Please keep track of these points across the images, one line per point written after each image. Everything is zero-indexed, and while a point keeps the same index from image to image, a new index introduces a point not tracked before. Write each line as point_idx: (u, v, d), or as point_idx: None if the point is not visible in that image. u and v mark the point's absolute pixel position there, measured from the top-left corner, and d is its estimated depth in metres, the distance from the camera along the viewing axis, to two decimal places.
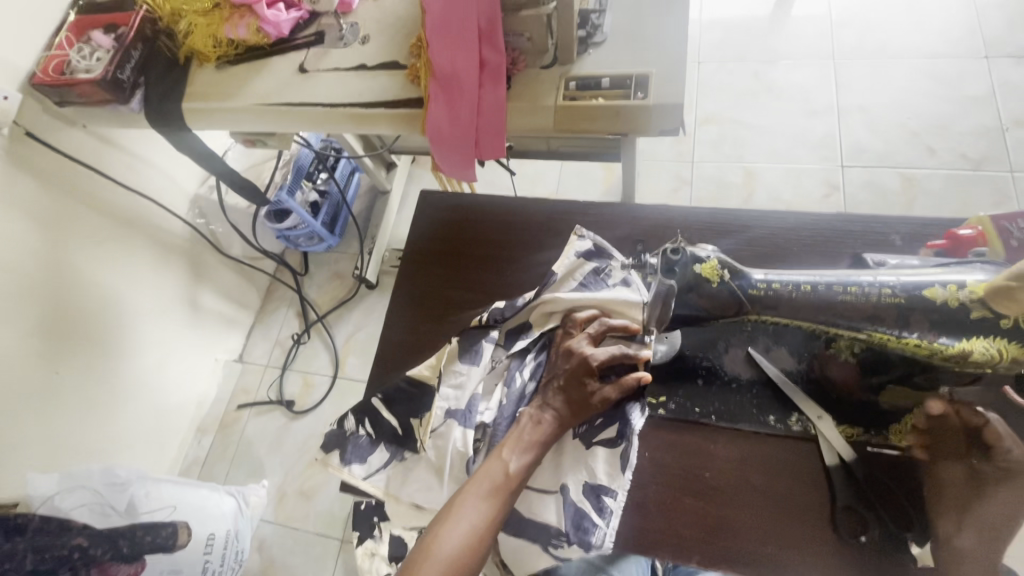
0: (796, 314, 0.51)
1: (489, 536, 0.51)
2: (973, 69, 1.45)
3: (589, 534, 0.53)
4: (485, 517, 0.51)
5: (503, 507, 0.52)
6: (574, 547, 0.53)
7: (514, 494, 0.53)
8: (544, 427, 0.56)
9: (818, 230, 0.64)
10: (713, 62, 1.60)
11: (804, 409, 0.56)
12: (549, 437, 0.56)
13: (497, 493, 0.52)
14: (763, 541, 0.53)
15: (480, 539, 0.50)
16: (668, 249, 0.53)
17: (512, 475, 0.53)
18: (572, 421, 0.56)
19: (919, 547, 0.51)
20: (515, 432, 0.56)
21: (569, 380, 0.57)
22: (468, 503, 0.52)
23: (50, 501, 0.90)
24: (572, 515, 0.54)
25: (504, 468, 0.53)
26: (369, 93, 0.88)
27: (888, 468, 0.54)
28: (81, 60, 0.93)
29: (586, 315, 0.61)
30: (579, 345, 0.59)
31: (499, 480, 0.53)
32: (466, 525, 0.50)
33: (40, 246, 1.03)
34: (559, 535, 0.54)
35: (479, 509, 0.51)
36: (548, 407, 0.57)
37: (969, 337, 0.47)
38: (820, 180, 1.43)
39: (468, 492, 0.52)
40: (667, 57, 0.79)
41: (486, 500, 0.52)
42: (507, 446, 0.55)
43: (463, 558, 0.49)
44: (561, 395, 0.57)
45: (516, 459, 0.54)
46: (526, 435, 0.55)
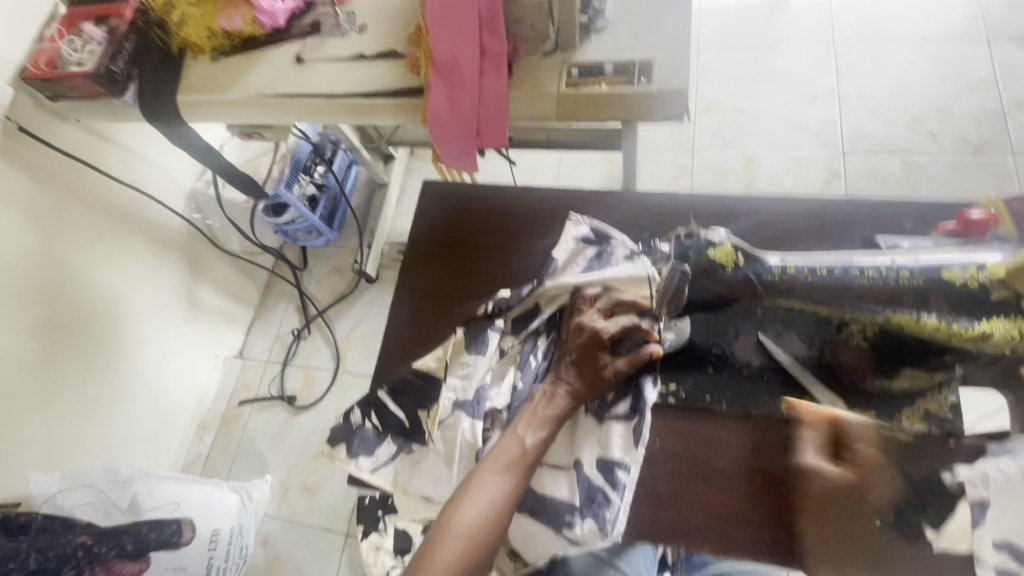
0: (813, 296, 0.53)
1: (508, 509, 0.52)
2: (974, 53, 1.44)
3: (601, 509, 0.53)
4: (502, 491, 0.52)
5: (521, 482, 0.53)
6: (587, 523, 0.53)
7: (530, 469, 0.54)
8: (558, 402, 0.56)
9: (826, 215, 0.64)
10: (713, 49, 1.58)
11: (816, 395, 0.56)
12: (563, 412, 0.56)
13: (514, 468, 0.54)
14: (774, 527, 0.53)
15: (498, 513, 0.52)
16: (682, 235, 0.58)
17: (528, 451, 0.54)
18: (586, 396, 0.56)
19: (935, 531, 0.48)
20: (530, 408, 0.57)
21: (581, 355, 0.57)
22: (486, 479, 0.53)
23: (53, 499, 0.90)
24: (584, 489, 0.54)
25: (521, 444, 0.54)
26: (368, 83, 0.87)
27: (906, 456, 0.51)
28: (73, 52, 0.92)
29: (596, 291, 0.60)
30: (590, 320, 0.59)
31: (515, 455, 0.54)
32: (484, 500, 0.52)
33: (36, 243, 1.01)
34: (572, 511, 0.54)
35: (497, 484, 0.53)
36: (561, 382, 0.57)
37: (988, 318, 0.47)
38: (821, 167, 1.42)
39: (485, 468, 0.53)
40: (671, 42, 0.77)
41: (503, 475, 0.53)
42: (522, 422, 0.56)
43: (484, 531, 0.51)
44: (574, 370, 0.57)
45: (532, 435, 0.55)
46: (541, 410, 0.56)
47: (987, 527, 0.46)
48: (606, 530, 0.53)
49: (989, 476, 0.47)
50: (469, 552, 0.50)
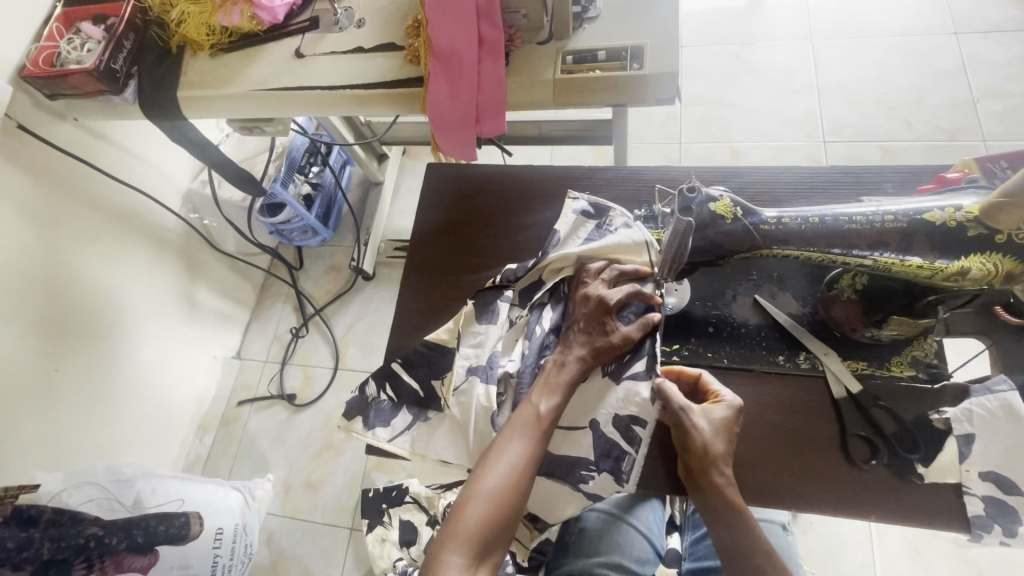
0: (805, 246, 0.54)
1: (529, 472, 0.54)
2: (944, 45, 1.51)
3: (618, 462, 0.57)
4: (521, 455, 0.54)
5: (539, 445, 0.55)
6: (603, 476, 0.57)
7: (547, 433, 0.56)
8: (569, 368, 0.58)
9: (814, 183, 0.67)
10: (696, 45, 1.64)
11: (811, 348, 0.60)
12: (574, 378, 0.58)
13: (530, 433, 0.56)
14: (779, 473, 0.56)
15: (519, 477, 0.54)
16: (684, 188, 0.56)
17: (543, 416, 0.56)
18: (596, 361, 0.58)
19: (923, 466, 0.54)
20: (543, 377, 0.59)
21: (589, 323, 0.60)
22: (505, 447, 0.55)
23: (59, 496, 0.90)
24: (600, 445, 0.58)
25: (536, 410, 0.57)
26: (368, 74, 0.89)
27: (890, 396, 0.57)
28: (72, 51, 0.92)
29: (599, 265, 0.63)
30: (594, 289, 0.61)
31: (530, 421, 0.56)
32: (505, 466, 0.54)
33: (36, 242, 1.02)
34: (590, 465, 0.57)
35: (515, 450, 0.55)
36: (570, 351, 0.59)
37: (967, 255, 0.50)
38: (804, 156, 1.47)
39: (504, 437, 0.56)
40: (660, 28, 0.81)
41: (521, 440, 0.55)
42: (536, 390, 0.58)
43: (507, 494, 0.53)
44: (581, 337, 0.60)
45: (546, 401, 0.57)
46: (552, 378, 0.58)
47: (973, 459, 0.53)
48: (622, 480, 0.57)
49: (973, 412, 0.53)
50: (495, 515, 0.52)
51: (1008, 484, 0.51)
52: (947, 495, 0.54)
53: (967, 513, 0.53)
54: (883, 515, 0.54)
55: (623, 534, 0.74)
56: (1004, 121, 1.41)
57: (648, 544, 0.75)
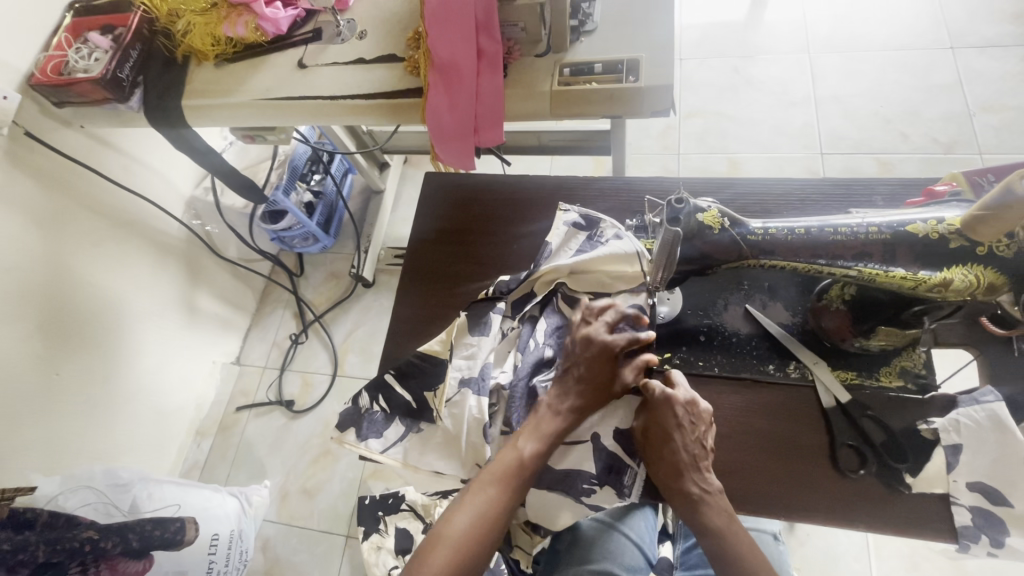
0: (792, 256, 0.55)
1: (500, 518, 0.56)
2: (940, 59, 1.53)
3: (620, 476, 0.58)
4: (496, 501, 0.56)
5: (516, 491, 0.56)
6: (605, 488, 0.58)
7: (527, 479, 0.57)
8: (561, 417, 0.58)
9: (807, 194, 0.68)
10: (695, 58, 1.66)
11: (801, 357, 0.60)
12: (565, 427, 0.58)
13: (508, 478, 0.56)
14: (769, 482, 0.56)
15: (489, 521, 0.55)
16: (673, 200, 0.56)
17: (526, 463, 0.57)
18: (587, 411, 0.59)
19: (911, 476, 0.54)
20: (534, 421, 0.59)
21: (587, 373, 0.59)
22: (480, 490, 0.56)
23: (55, 500, 0.90)
24: (603, 459, 0.59)
25: (519, 454, 0.57)
26: (369, 85, 0.90)
27: (881, 407, 0.57)
28: (80, 60, 0.94)
29: (604, 304, 0.61)
30: (597, 334, 0.60)
31: (511, 465, 0.57)
32: (477, 509, 0.56)
33: (41, 247, 1.03)
34: (590, 479, 0.58)
35: (490, 494, 0.56)
36: (565, 398, 0.59)
37: (949, 266, 0.50)
38: (801, 168, 1.49)
39: (481, 479, 0.57)
40: (656, 41, 0.82)
41: (497, 486, 0.56)
42: (524, 435, 0.58)
43: (477, 539, 0.55)
44: (579, 385, 0.59)
45: (531, 447, 0.57)
46: (542, 424, 0.58)
47: (960, 469, 0.53)
48: (624, 492, 0.58)
49: (960, 422, 0.53)
50: (462, 558, 0.54)
51: (995, 495, 0.52)
52: (936, 505, 0.54)
53: (955, 523, 0.53)
54: (872, 525, 0.54)
55: (617, 542, 0.74)
56: (1000, 134, 1.42)
57: (640, 553, 0.74)
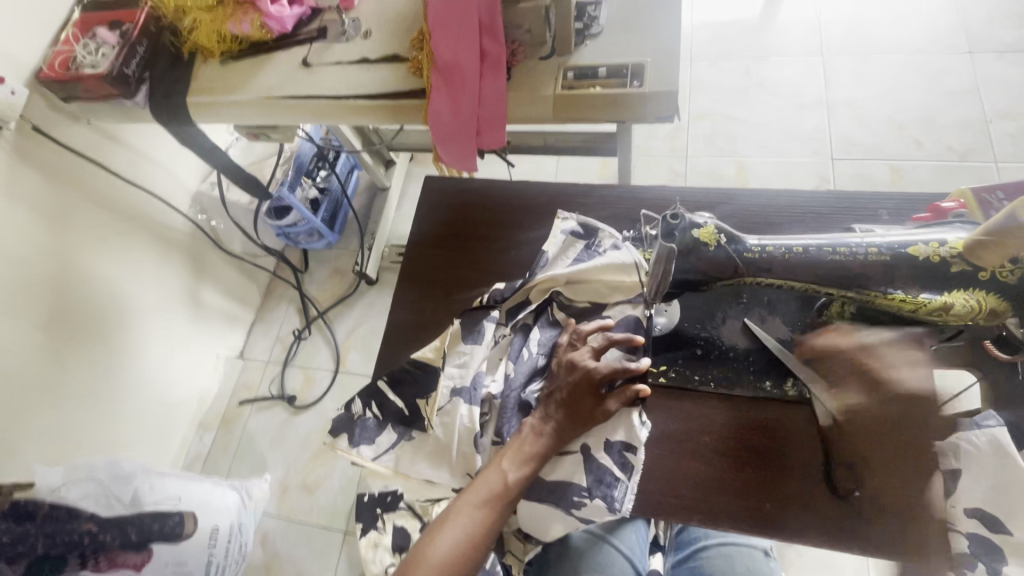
0: (790, 274, 0.54)
1: (482, 541, 0.55)
2: (957, 64, 1.49)
3: (610, 489, 0.57)
4: (478, 525, 0.55)
5: (498, 514, 0.56)
6: (596, 502, 0.57)
7: (509, 504, 0.56)
8: (544, 439, 0.58)
9: (810, 207, 0.67)
10: (706, 59, 1.64)
11: (799, 375, 0.59)
12: (548, 449, 0.58)
13: (492, 502, 0.56)
14: (762, 501, 0.56)
15: (472, 544, 0.55)
16: (668, 215, 0.54)
17: (509, 486, 0.56)
18: (570, 435, 0.58)
19: (907, 499, 0.53)
20: (516, 443, 0.58)
21: (571, 395, 0.59)
22: (463, 512, 0.56)
23: (57, 492, 0.91)
24: (594, 471, 0.58)
25: (502, 478, 0.57)
26: (372, 85, 0.90)
27: (876, 427, 0.57)
28: (87, 56, 0.94)
29: (592, 327, 0.62)
30: (582, 359, 0.60)
31: (495, 489, 0.56)
32: (460, 531, 0.55)
33: (47, 241, 1.04)
34: (581, 492, 0.58)
35: (473, 518, 0.56)
36: (548, 420, 0.59)
37: (950, 291, 0.50)
38: (811, 173, 1.47)
39: (465, 500, 0.56)
40: (662, 46, 0.81)
41: (481, 509, 0.56)
42: (507, 456, 0.58)
43: (456, 562, 0.54)
44: (562, 409, 0.59)
45: (514, 471, 0.57)
46: (525, 446, 0.58)
47: (959, 495, 0.52)
48: (615, 507, 0.56)
49: (960, 446, 0.52)
50: None
51: (993, 523, 0.51)
52: (931, 530, 0.53)
53: (952, 550, 0.52)
54: (863, 547, 0.53)
55: (608, 555, 0.74)
56: (1017, 143, 1.39)
57: (631, 566, 0.74)
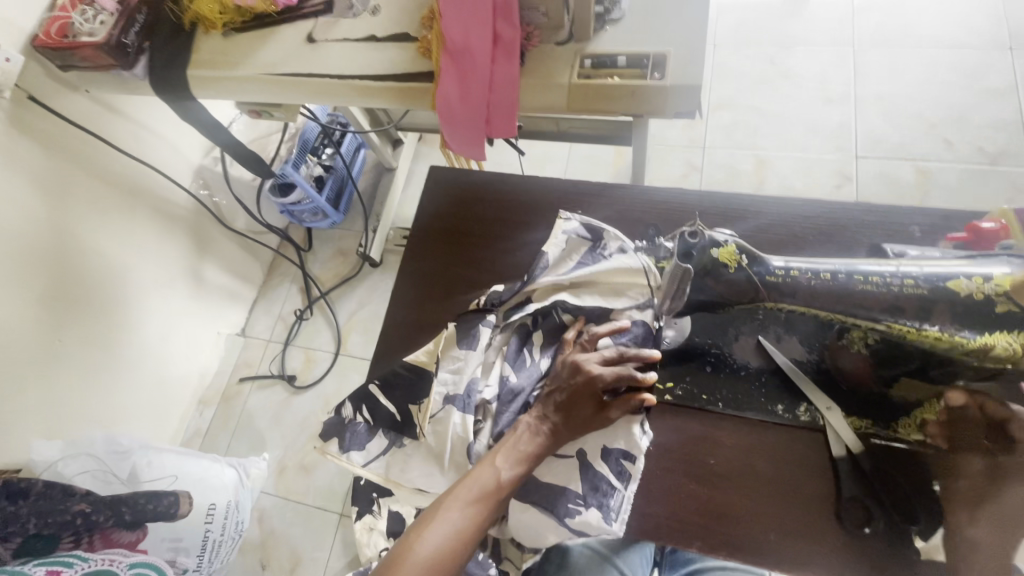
0: (812, 301, 0.55)
1: (470, 540, 0.53)
2: (996, 60, 1.41)
3: (606, 498, 0.56)
4: (469, 522, 0.53)
5: (489, 513, 0.54)
6: (591, 511, 0.55)
7: (500, 503, 0.55)
8: (541, 439, 0.57)
9: (839, 219, 0.66)
10: (730, 45, 1.56)
11: (813, 401, 0.59)
12: (544, 450, 0.56)
13: (485, 499, 0.54)
14: (767, 530, 0.56)
15: (460, 542, 0.52)
16: (687, 232, 0.57)
17: (502, 485, 0.54)
18: (568, 437, 0.57)
19: (923, 540, 0.54)
20: (512, 440, 0.57)
21: (573, 397, 0.57)
22: (454, 507, 0.53)
23: (54, 466, 0.94)
24: (590, 479, 0.57)
25: (496, 476, 0.55)
26: (379, 65, 0.86)
27: (889, 459, 0.56)
28: (84, 22, 0.90)
29: (604, 330, 0.60)
30: (587, 362, 0.58)
31: (488, 486, 0.54)
32: (449, 527, 0.52)
33: (44, 214, 1.02)
34: (577, 499, 0.56)
35: (464, 514, 0.53)
36: (546, 420, 0.58)
37: (992, 332, 0.50)
38: (833, 170, 1.41)
39: (456, 495, 0.54)
40: (688, 35, 0.76)
41: (472, 506, 0.54)
42: (501, 454, 0.56)
43: (443, 561, 0.51)
44: (562, 410, 0.57)
45: (508, 469, 0.55)
46: (521, 445, 0.56)
47: None
48: (611, 517, 0.55)
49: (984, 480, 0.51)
50: None
51: None
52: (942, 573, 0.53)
53: None
54: None
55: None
56: None
57: None
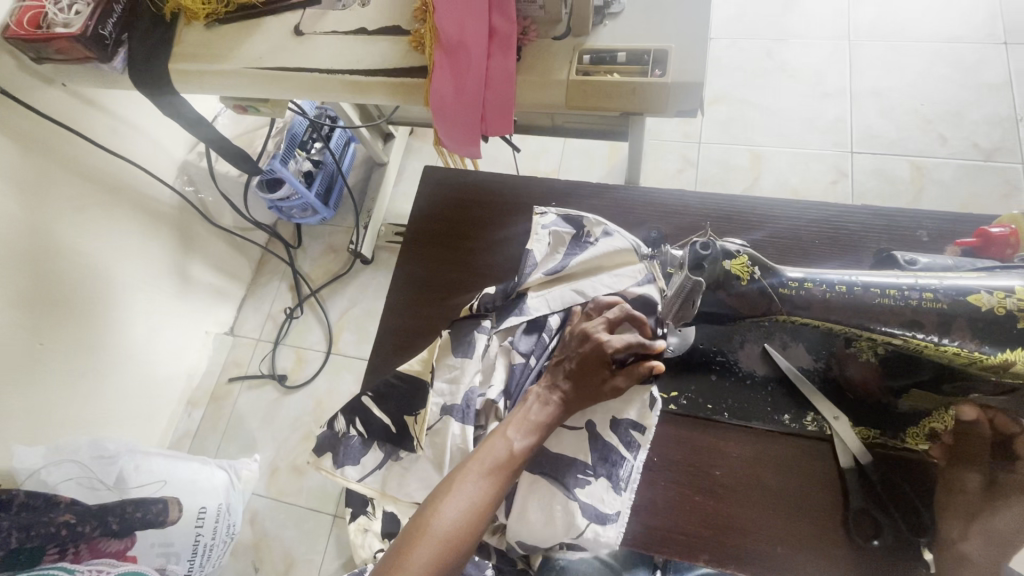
0: (828, 315, 0.54)
1: (487, 511, 0.51)
2: (991, 55, 1.41)
3: (615, 468, 0.57)
4: (484, 494, 0.51)
5: (504, 484, 0.53)
6: (600, 480, 0.57)
7: (515, 473, 0.53)
8: (551, 408, 0.56)
9: (840, 223, 0.65)
10: (726, 38, 1.54)
11: (821, 410, 0.59)
12: (555, 419, 0.56)
13: (499, 470, 0.53)
14: (772, 542, 0.56)
15: (477, 515, 0.51)
16: (698, 244, 0.55)
17: (515, 455, 0.53)
18: (578, 406, 0.57)
19: (930, 551, 0.54)
20: (522, 411, 0.56)
21: (582, 365, 0.57)
22: (468, 479, 0.52)
23: (37, 474, 0.90)
24: (598, 450, 0.58)
25: (508, 447, 0.54)
26: (369, 60, 0.83)
27: (897, 468, 0.57)
28: (59, 13, 0.85)
29: (609, 301, 0.60)
30: (594, 331, 0.58)
31: (501, 458, 0.53)
32: (465, 500, 0.51)
33: (22, 212, 0.98)
34: (586, 469, 0.57)
35: (479, 486, 0.52)
36: (556, 389, 0.57)
37: (1013, 348, 0.49)
38: (829, 166, 1.40)
39: (469, 467, 0.52)
40: (689, 31, 0.74)
41: (486, 477, 0.52)
42: (512, 424, 0.55)
43: (460, 534, 0.50)
44: (572, 378, 0.57)
45: (520, 440, 0.54)
46: (531, 415, 0.56)
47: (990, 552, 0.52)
48: (620, 485, 0.57)
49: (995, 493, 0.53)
50: (444, 556, 0.48)
51: None
52: None
53: None
54: None
55: None
56: None
57: None
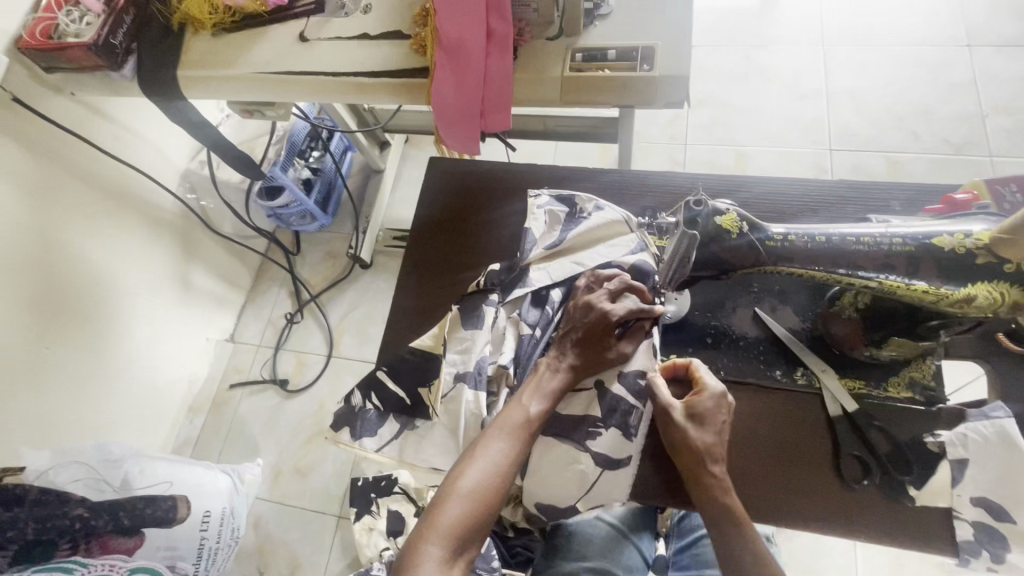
0: (810, 264, 0.59)
1: (511, 470, 0.56)
2: (955, 56, 1.50)
3: (626, 416, 0.61)
4: (507, 456, 0.56)
5: (525, 445, 0.57)
6: (611, 432, 0.60)
7: (534, 435, 0.58)
8: (562, 375, 0.60)
9: (821, 199, 0.70)
10: (706, 45, 1.62)
11: (810, 365, 0.63)
12: (566, 385, 0.60)
13: (518, 433, 0.57)
14: (770, 486, 0.60)
15: (501, 475, 0.55)
16: (692, 203, 0.62)
17: (532, 419, 0.58)
18: (587, 372, 0.61)
19: (915, 488, 0.58)
20: (535, 379, 0.60)
21: (588, 334, 0.61)
22: (491, 444, 0.56)
23: (45, 475, 0.88)
24: (607, 402, 0.61)
25: (525, 412, 0.58)
26: (372, 63, 0.87)
27: (883, 416, 0.61)
28: (71, 23, 0.89)
29: (609, 274, 0.64)
30: (598, 301, 0.62)
31: (519, 422, 0.57)
32: (489, 462, 0.55)
33: (30, 217, 1.00)
34: (595, 423, 0.61)
35: (501, 449, 0.56)
36: (565, 357, 0.61)
37: (975, 283, 0.53)
38: (810, 164, 1.46)
39: (491, 433, 0.57)
40: (673, 29, 0.80)
41: (507, 441, 0.56)
42: (527, 392, 0.59)
43: (487, 493, 0.54)
44: (579, 347, 0.61)
45: (536, 404, 0.59)
46: (544, 382, 0.60)
47: (965, 483, 0.57)
48: (631, 433, 0.60)
49: (968, 436, 0.57)
50: (473, 513, 0.53)
51: (998, 511, 0.56)
52: (939, 518, 0.58)
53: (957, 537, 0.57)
54: (868, 530, 0.58)
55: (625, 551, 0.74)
56: (1012, 138, 1.40)
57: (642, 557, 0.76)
